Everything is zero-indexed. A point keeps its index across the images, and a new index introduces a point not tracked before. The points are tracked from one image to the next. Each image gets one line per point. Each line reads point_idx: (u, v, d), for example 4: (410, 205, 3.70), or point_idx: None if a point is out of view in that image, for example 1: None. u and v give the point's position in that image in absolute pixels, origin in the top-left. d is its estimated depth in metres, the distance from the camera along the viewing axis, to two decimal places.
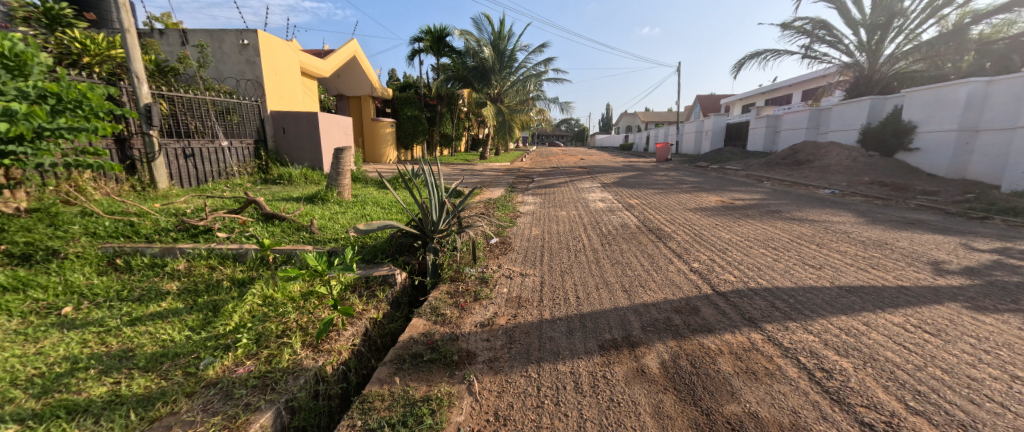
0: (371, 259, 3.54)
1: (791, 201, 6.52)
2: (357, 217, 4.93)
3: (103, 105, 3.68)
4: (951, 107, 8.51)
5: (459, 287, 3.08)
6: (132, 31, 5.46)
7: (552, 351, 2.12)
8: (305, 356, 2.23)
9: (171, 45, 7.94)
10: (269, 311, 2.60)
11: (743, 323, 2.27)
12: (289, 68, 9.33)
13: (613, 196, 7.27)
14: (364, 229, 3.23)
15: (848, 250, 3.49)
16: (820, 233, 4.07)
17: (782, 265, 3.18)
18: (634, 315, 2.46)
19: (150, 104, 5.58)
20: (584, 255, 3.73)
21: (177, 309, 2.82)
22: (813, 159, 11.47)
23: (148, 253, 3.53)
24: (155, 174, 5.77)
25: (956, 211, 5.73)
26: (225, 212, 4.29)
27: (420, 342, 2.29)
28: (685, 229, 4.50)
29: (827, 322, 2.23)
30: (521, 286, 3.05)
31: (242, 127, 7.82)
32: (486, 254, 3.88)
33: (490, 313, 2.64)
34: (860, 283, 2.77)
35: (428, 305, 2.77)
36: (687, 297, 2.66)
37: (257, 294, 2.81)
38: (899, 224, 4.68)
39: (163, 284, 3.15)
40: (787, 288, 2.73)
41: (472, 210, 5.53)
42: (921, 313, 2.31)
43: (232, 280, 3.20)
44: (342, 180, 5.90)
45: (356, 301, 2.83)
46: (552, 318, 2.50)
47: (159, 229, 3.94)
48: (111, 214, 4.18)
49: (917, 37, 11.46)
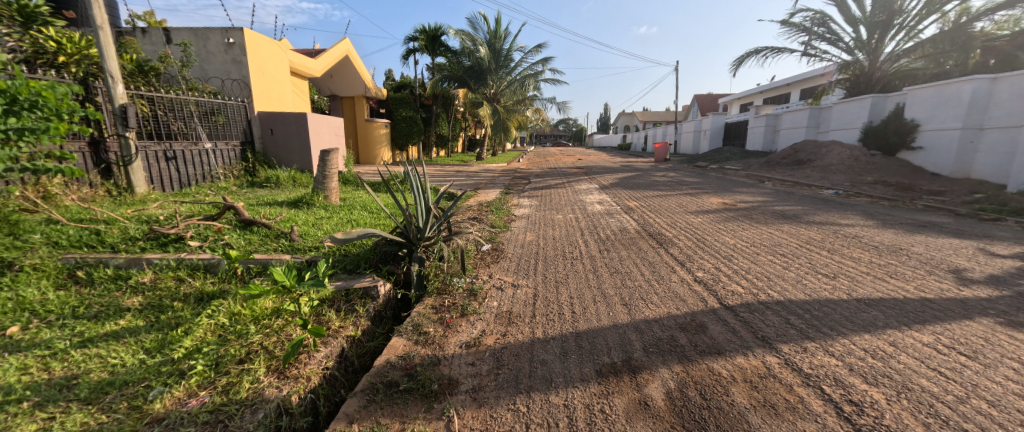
0: (354, 269, 3.29)
1: (796, 203, 6.30)
2: (342, 223, 4.67)
3: (64, 105, 3.48)
4: (954, 105, 8.32)
5: (445, 301, 2.85)
6: (107, 27, 5.17)
7: (543, 379, 1.89)
8: (268, 384, 2.00)
9: (154, 44, 7.67)
10: (232, 332, 2.36)
11: (755, 343, 2.04)
12: (278, 67, 9.06)
13: (611, 198, 7.04)
14: (342, 238, 2.99)
15: (862, 257, 3.28)
16: (830, 238, 3.85)
17: (792, 274, 2.95)
18: (635, 333, 2.23)
19: (126, 105, 5.36)
20: (582, 263, 3.51)
21: (135, 328, 2.58)
22: (813, 159, 11.29)
23: (112, 264, 3.29)
24: (133, 177, 5.53)
25: (968, 212, 5.52)
26: (200, 218, 4.03)
27: (397, 367, 2.05)
28: (687, 234, 4.27)
29: (850, 342, 2.00)
30: (512, 300, 2.82)
31: (228, 128, 7.56)
32: (476, 262, 3.64)
33: (477, 332, 2.40)
34: (879, 295, 2.54)
35: (410, 322, 2.54)
36: (692, 312, 2.43)
37: (224, 311, 2.58)
38: (912, 227, 4.46)
39: (123, 300, 2.91)
40: (800, 300, 2.50)
41: (465, 215, 5.30)
42: (952, 331, 2.08)
43: (200, 294, 2.97)
44: (329, 184, 5.63)
45: (332, 317, 2.60)
46: (545, 338, 2.26)
47: (127, 238, 3.69)
48: (78, 222, 3.96)
49: (917, 34, 11.28)
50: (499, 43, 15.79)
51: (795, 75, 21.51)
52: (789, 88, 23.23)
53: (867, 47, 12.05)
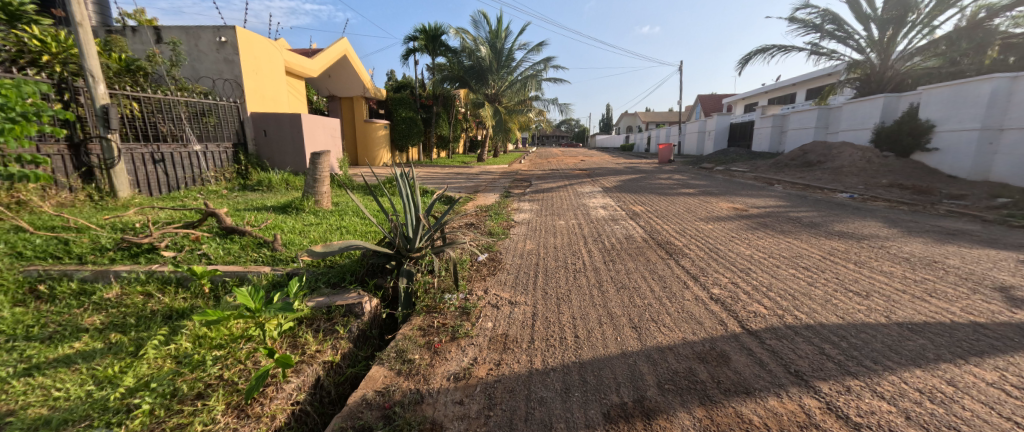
0: (337, 283, 3.01)
1: (810, 207, 6.01)
2: (331, 230, 4.39)
3: (28, 106, 3.23)
4: (973, 104, 7.96)
5: (435, 321, 2.57)
6: (87, 23, 4.90)
7: (542, 424, 1.62)
8: (223, 427, 1.74)
9: (143, 43, 7.37)
10: (192, 359, 2.08)
11: (788, 379, 1.76)
12: (271, 66, 8.77)
13: (615, 202, 6.76)
14: (321, 251, 2.71)
15: (895, 271, 2.99)
16: (856, 250, 3.56)
17: (820, 292, 2.65)
18: (647, 365, 1.95)
19: (108, 105, 5.16)
20: (586, 276, 3.23)
21: (90, 352, 2.30)
22: (824, 160, 10.95)
23: (77, 277, 3.03)
24: (115, 181, 5.31)
25: (995, 218, 5.22)
26: (179, 226, 3.77)
27: (374, 406, 1.79)
28: (699, 243, 3.98)
29: (900, 380, 1.72)
30: (509, 320, 2.53)
31: (219, 129, 7.32)
32: (472, 275, 3.38)
33: (468, 360, 2.12)
34: (922, 318, 2.25)
35: (392, 347, 2.26)
36: (710, 339, 2.15)
37: (188, 333, 2.31)
38: (941, 236, 4.17)
39: (83, 319, 2.64)
40: (833, 325, 2.21)
41: (461, 221, 5.10)
42: (1019, 366, 1.80)
43: (169, 312, 2.73)
44: (320, 188, 5.38)
45: (307, 340, 2.33)
46: (544, 369, 1.99)
47: (96, 248, 3.41)
48: (47, 230, 3.70)
49: (932, 31, 10.90)
50: (500, 42, 15.53)
51: (800, 75, 21.17)
52: (796, 88, 22.89)
53: (879, 45, 11.70)
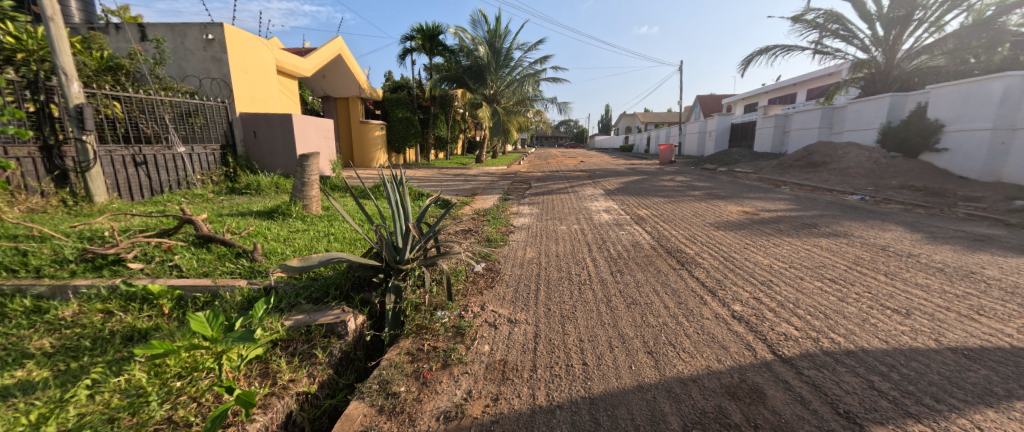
0: (320, 299, 2.73)
1: (823, 211, 5.74)
2: (318, 238, 4.11)
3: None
4: (984, 103, 7.72)
5: (425, 344, 2.29)
6: (58, 19, 4.59)
7: None
8: None
9: (126, 40, 7.07)
10: (139, 395, 1.78)
11: (838, 423, 1.49)
12: (261, 64, 8.47)
13: (619, 205, 6.49)
14: (299, 265, 2.43)
15: (931, 284, 2.72)
16: (884, 259, 3.29)
17: (854, 310, 2.38)
18: (668, 402, 1.67)
19: (82, 105, 4.80)
20: (591, 289, 2.97)
21: (30, 383, 2.00)
22: (830, 161, 10.72)
23: (32, 293, 2.74)
24: (91, 185, 4.99)
25: (1017, 222, 4.97)
26: (150, 234, 3.48)
27: None
28: (712, 252, 3.71)
29: (974, 425, 1.45)
30: (508, 343, 2.26)
31: (207, 130, 7.04)
32: (467, 287, 3.11)
33: (461, 394, 1.84)
34: (978, 343, 1.98)
35: (375, 377, 1.98)
36: (738, 368, 1.88)
37: (143, 361, 2.03)
38: (968, 242, 3.91)
39: (30, 343, 2.34)
40: (878, 351, 1.94)
41: (456, 227, 4.82)
42: None
43: (131, 332, 2.44)
44: (309, 191, 5.08)
45: (280, 368, 2.05)
46: (548, 406, 1.72)
47: (57, 260, 3.12)
48: (7, 239, 3.41)
49: (939, 29, 10.67)
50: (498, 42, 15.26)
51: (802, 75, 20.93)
52: (796, 88, 22.71)
53: (884, 44, 11.47)
